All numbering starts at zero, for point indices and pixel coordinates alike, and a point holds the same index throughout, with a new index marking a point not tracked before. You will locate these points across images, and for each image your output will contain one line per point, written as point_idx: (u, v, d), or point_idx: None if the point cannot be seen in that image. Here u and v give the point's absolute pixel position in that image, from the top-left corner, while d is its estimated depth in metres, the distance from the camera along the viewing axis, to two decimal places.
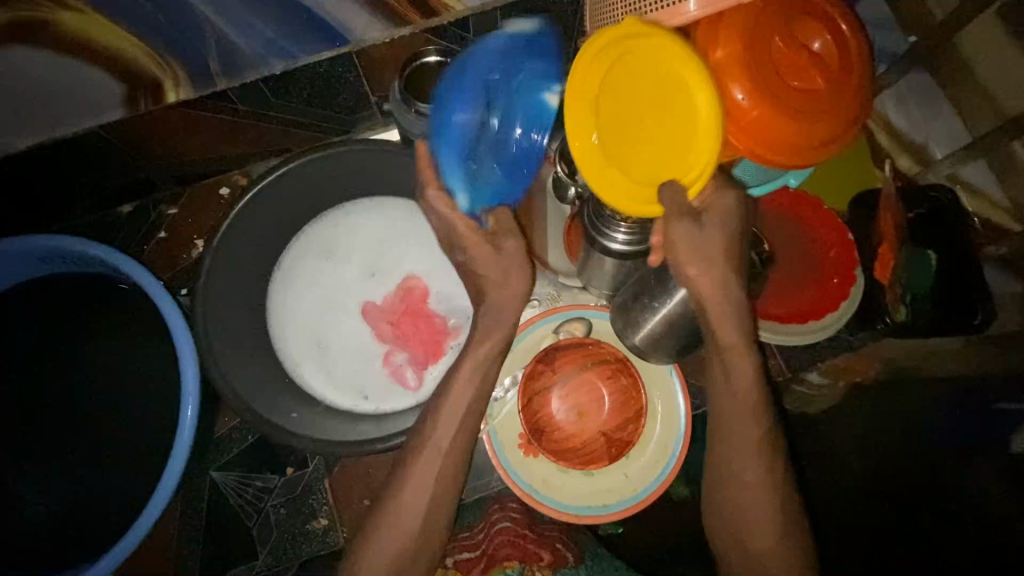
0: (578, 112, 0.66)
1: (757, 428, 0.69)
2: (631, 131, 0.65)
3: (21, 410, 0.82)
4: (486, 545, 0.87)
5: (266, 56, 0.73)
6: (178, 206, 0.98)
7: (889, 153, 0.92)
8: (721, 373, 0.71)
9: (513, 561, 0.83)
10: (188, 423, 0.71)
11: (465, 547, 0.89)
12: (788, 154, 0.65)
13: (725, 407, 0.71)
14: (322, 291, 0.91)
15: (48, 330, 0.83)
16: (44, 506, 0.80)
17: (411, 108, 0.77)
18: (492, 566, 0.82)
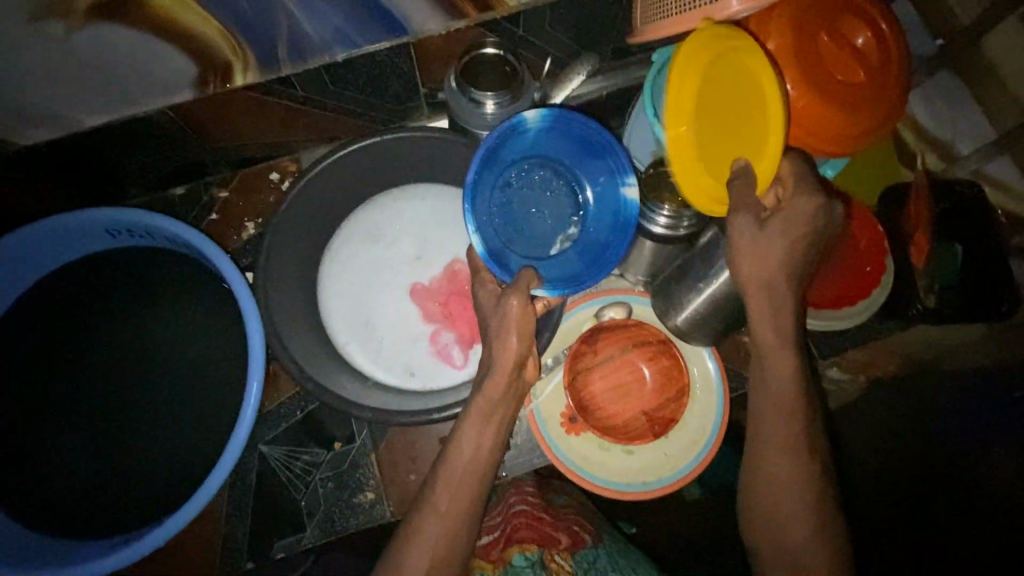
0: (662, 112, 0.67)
1: (783, 433, 0.70)
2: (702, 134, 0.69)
3: (22, 410, 0.83)
4: (504, 526, 0.87)
5: (332, 44, 0.77)
6: (228, 188, 1.01)
7: (917, 152, 0.94)
8: (761, 373, 0.73)
9: (532, 544, 0.82)
10: (254, 396, 0.75)
11: (486, 531, 0.88)
12: (831, 143, 0.70)
13: (763, 408, 0.72)
14: (371, 270, 0.94)
15: (66, 320, 0.85)
16: (76, 492, 0.81)
17: (466, 95, 0.84)
18: (510, 545, 0.82)
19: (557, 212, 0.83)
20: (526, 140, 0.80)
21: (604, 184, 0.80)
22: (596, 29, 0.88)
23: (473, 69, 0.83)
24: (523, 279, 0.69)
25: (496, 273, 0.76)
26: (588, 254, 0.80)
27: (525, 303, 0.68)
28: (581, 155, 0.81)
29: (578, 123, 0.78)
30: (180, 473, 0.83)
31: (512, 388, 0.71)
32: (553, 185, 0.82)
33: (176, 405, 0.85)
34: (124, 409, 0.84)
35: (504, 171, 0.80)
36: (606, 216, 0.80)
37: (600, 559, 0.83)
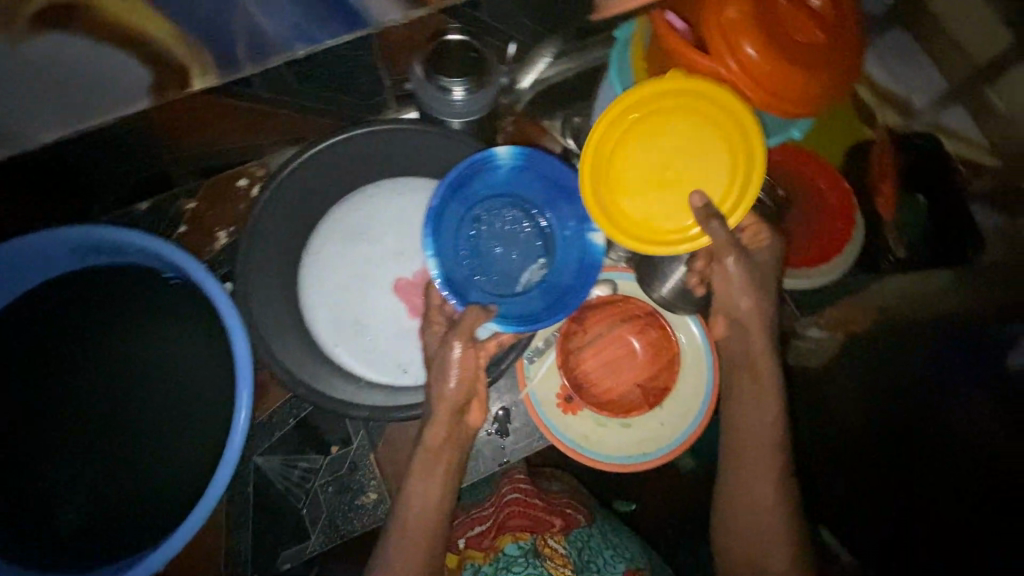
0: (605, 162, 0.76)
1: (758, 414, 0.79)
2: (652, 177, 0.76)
3: (21, 409, 0.81)
4: (497, 514, 0.87)
5: (293, 39, 0.75)
6: (196, 199, 0.97)
7: (875, 110, 0.96)
8: (741, 360, 0.82)
9: (526, 531, 0.83)
10: (245, 407, 0.73)
11: (477, 520, 0.88)
12: (797, 104, 0.71)
13: (741, 389, 0.81)
14: (354, 270, 0.92)
15: (41, 334, 0.82)
16: (74, 502, 0.80)
17: (434, 84, 0.84)
18: (503, 536, 0.82)
19: (519, 254, 0.83)
20: (497, 177, 0.81)
21: (573, 228, 0.81)
22: (560, 12, 0.88)
23: (440, 59, 0.84)
24: (463, 325, 0.71)
25: (452, 299, 0.76)
26: (550, 295, 0.80)
27: (466, 347, 0.72)
28: (553, 197, 0.82)
29: (547, 164, 0.79)
30: (176, 482, 0.81)
31: (456, 429, 0.75)
32: (523, 221, 0.83)
33: (162, 421, 0.82)
34: (113, 427, 0.82)
35: (464, 215, 0.80)
36: (573, 257, 0.81)
37: (594, 537, 0.86)
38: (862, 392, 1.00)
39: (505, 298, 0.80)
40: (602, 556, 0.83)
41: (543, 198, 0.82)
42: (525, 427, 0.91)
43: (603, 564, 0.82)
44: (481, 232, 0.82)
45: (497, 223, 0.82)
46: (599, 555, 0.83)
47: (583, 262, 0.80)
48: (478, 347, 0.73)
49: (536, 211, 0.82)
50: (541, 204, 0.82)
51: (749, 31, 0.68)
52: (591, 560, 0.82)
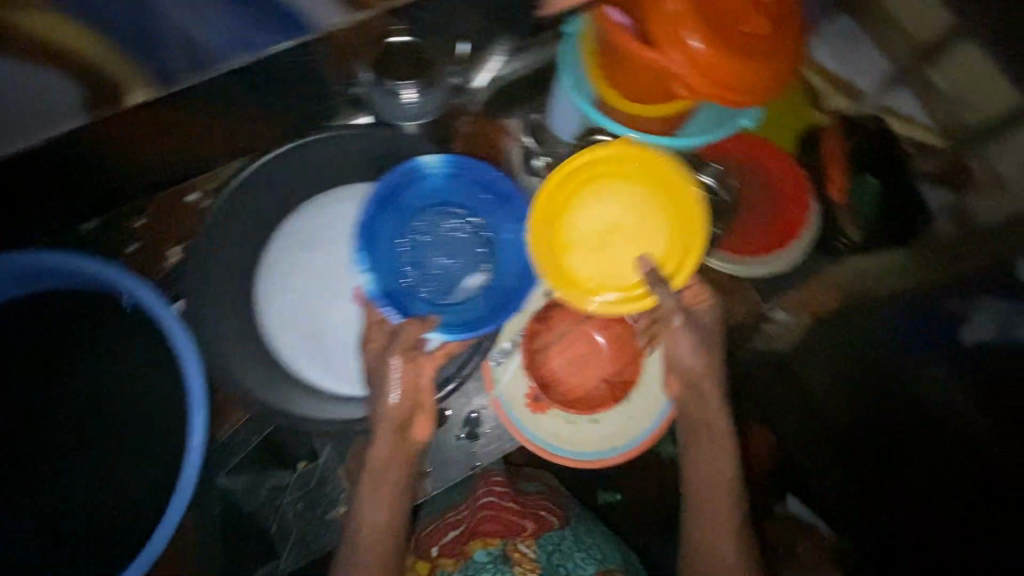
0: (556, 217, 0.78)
1: (714, 446, 0.80)
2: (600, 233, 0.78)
3: (21, 409, 0.80)
4: (470, 519, 0.87)
5: (231, 48, 0.74)
6: (146, 217, 0.94)
7: (825, 94, 0.97)
8: (693, 397, 0.82)
9: (495, 537, 0.84)
10: (196, 444, 0.72)
11: (451, 525, 0.88)
12: (747, 94, 0.72)
13: (697, 421, 0.82)
14: (312, 280, 0.89)
15: None
16: (41, 525, 0.80)
17: (385, 87, 0.88)
18: (473, 542, 0.83)
19: (460, 261, 0.84)
20: (431, 186, 0.84)
21: (512, 232, 0.84)
22: (508, 9, 0.87)
23: (389, 64, 0.86)
24: (401, 338, 0.78)
25: (389, 311, 0.80)
26: (493, 299, 0.83)
27: (405, 356, 0.78)
28: (490, 203, 0.84)
29: (478, 172, 0.83)
30: (138, 504, 0.80)
31: (399, 447, 0.78)
32: (463, 228, 0.84)
33: (122, 445, 0.81)
34: (74, 450, 0.81)
35: (399, 226, 0.83)
36: (515, 260, 0.84)
37: (565, 540, 0.85)
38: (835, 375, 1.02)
39: (450, 306, 0.82)
40: (573, 558, 0.83)
41: (479, 203, 0.84)
42: (497, 430, 0.90)
43: (573, 567, 0.82)
44: (419, 241, 0.83)
45: (434, 231, 0.84)
46: (569, 558, 0.83)
47: (524, 264, 0.84)
48: (416, 361, 0.78)
49: (474, 217, 0.84)
50: (478, 210, 0.84)
51: (694, 24, 0.68)
52: (561, 563, 0.82)
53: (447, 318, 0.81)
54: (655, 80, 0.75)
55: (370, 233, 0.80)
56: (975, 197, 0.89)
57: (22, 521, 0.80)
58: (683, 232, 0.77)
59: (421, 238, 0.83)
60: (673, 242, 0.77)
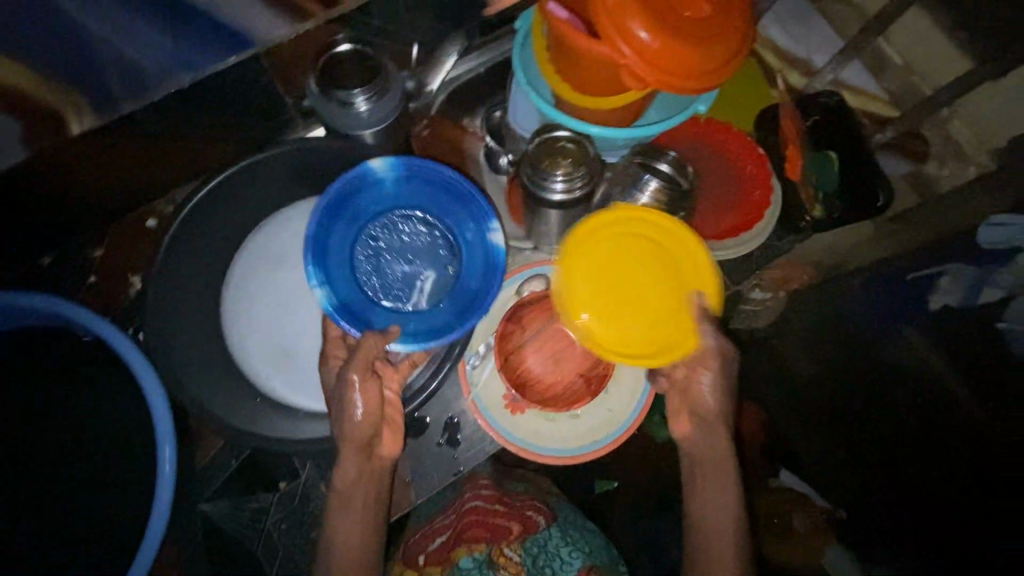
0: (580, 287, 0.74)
1: (721, 479, 0.80)
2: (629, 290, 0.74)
3: (21, 409, 0.80)
4: (456, 524, 0.88)
5: (173, 69, 0.73)
6: (103, 246, 0.93)
7: (780, 70, 0.96)
8: (699, 432, 0.81)
9: (481, 542, 0.85)
10: (168, 459, 0.71)
11: (438, 531, 0.89)
12: (694, 79, 0.71)
13: (701, 455, 0.81)
14: (277, 298, 0.89)
15: None
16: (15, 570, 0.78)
17: (330, 99, 0.82)
18: (458, 548, 0.84)
19: (422, 266, 0.84)
20: (385, 191, 0.82)
21: (472, 232, 0.82)
22: (454, 10, 0.87)
23: (336, 73, 0.83)
24: (361, 353, 0.73)
25: (346, 326, 0.76)
26: (458, 303, 0.80)
27: (365, 373, 0.73)
28: (446, 204, 0.83)
29: (429, 171, 0.81)
30: (107, 540, 0.78)
31: (365, 467, 0.77)
32: (423, 232, 0.84)
33: (92, 481, 0.79)
34: (44, 492, 0.79)
35: (354, 236, 0.81)
36: (477, 260, 0.81)
37: (552, 541, 0.87)
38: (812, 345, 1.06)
39: (413, 313, 0.81)
40: (559, 557, 0.84)
41: (436, 205, 0.83)
42: (473, 434, 0.88)
43: (559, 566, 0.83)
44: (377, 249, 0.83)
45: (392, 236, 0.84)
46: (555, 558, 0.84)
47: (487, 262, 0.80)
48: (379, 374, 0.76)
49: (432, 220, 0.84)
50: (435, 212, 0.83)
51: (635, 13, 0.68)
52: (547, 565, 0.83)
53: (410, 327, 0.79)
54: (602, 73, 0.74)
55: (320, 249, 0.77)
56: (932, 167, 0.94)
57: (20, 522, 0.78)
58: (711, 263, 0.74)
59: (378, 245, 0.83)
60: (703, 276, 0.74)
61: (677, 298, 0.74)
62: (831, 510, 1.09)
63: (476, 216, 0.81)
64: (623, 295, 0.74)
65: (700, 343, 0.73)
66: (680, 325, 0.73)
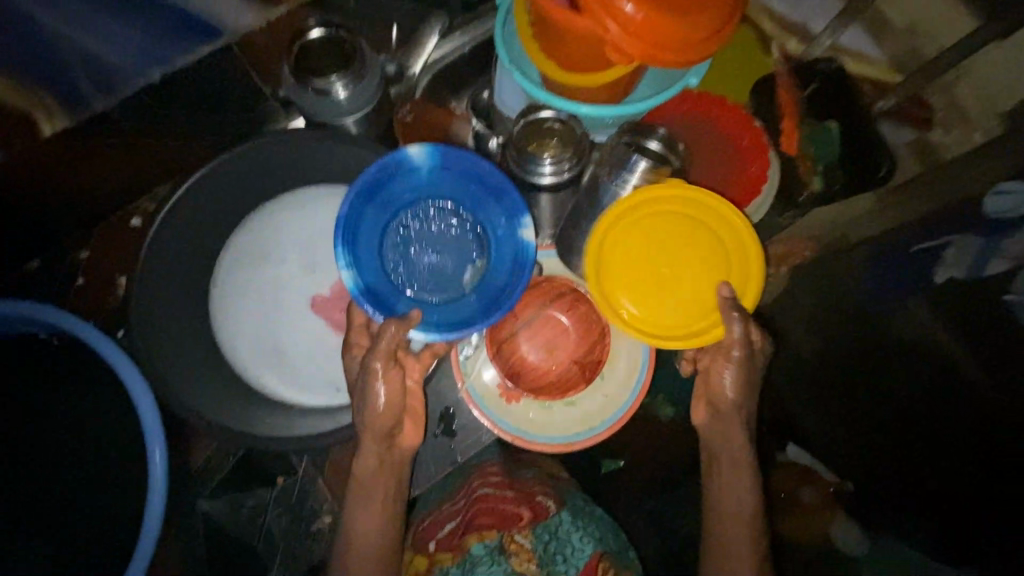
0: (612, 266, 0.73)
1: (741, 473, 0.81)
2: (659, 273, 0.73)
3: (21, 410, 0.80)
4: (466, 511, 0.88)
5: (142, 65, 0.73)
6: (89, 247, 0.91)
7: (775, 38, 0.93)
8: (718, 428, 0.82)
9: (492, 529, 0.85)
10: (157, 460, 0.71)
11: (447, 518, 0.88)
12: (682, 51, 0.67)
13: (720, 449, 0.82)
14: (266, 294, 0.88)
15: None
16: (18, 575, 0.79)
17: (307, 87, 0.79)
18: (469, 536, 0.84)
19: (449, 258, 0.82)
20: (419, 179, 0.80)
21: (504, 228, 0.79)
22: None
23: (308, 60, 0.79)
24: (382, 342, 0.71)
25: (370, 310, 0.74)
26: (485, 298, 0.78)
27: (388, 362, 0.73)
28: (479, 196, 0.80)
29: (465, 161, 0.78)
30: (111, 542, 0.79)
31: (386, 457, 0.77)
32: (453, 223, 0.82)
33: (90, 485, 0.79)
34: (45, 496, 0.80)
35: (383, 221, 0.79)
36: (506, 255, 0.79)
37: (563, 525, 0.86)
38: (814, 321, 1.04)
39: (437, 303, 0.79)
40: (570, 542, 0.84)
41: (470, 196, 0.80)
42: (470, 423, 0.87)
43: (571, 552, 0.83)
44: (409, 236, 0.81)
45: (421, 224, 0.81)
46: (567, 544, 0.84)
47: (517, 257, 0.78)
48: (400, 364, 0.75)
49: (464, 210, 0.81)
50: (468, 203, 0.81)
51: None
52: (559, 552, 0.83)
53: (434, 318, 0.77)
54: (587, 48, 0.71)
55: (351, 231, 0.75)
56: (937, 134, 0.89)
57: (22, 523, 0.79)
58: (748, 249, 0.72)
59: (406, 231, 0.81)
60: (735, 264, 0.72)
61: (709, 284, 0.72)
62: (839, 483, 1.08)
63: (510, 209, 0.79)
64: (655, 277, 0.73)
65: (724, 331, 0.71)
66: (708, 312, 0.72)
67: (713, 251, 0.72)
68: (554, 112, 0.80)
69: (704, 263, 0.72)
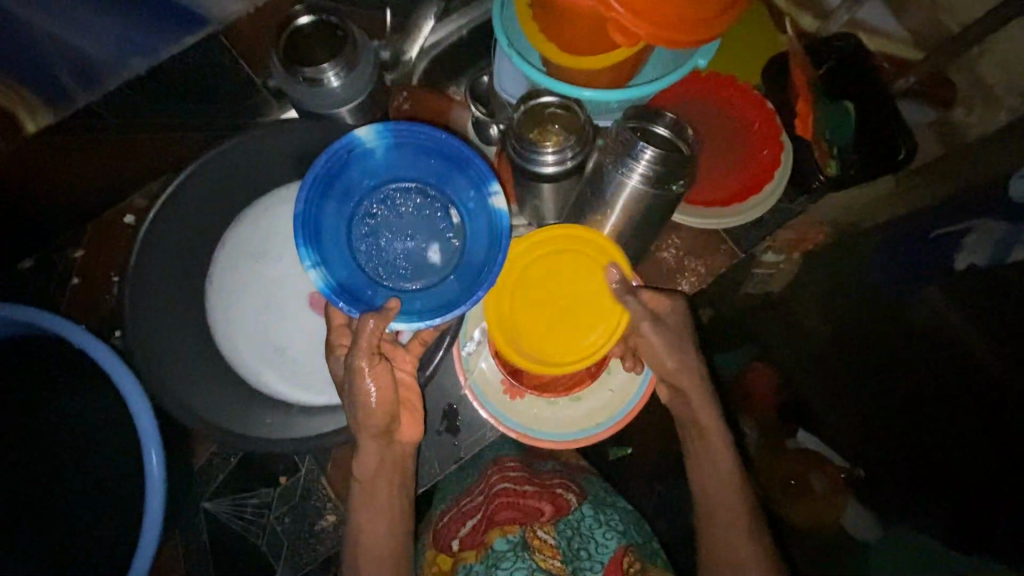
0: (511, 327, 0.78)
1: (717, 443, 0.77)
2: (547, 312, 0.77)
3: (20, 414, 0.79)
4: (486, 508, 0.86)
5: (125, 56, 0.71)
6: (84, 246, 0.90)
7: (789, 13, 0.90)
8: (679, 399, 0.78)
9: (514, 524, 0.83)
10: (156, 465, 0.69)
11: (468, 515, 0.87)
12: (689, 29, 0.63)
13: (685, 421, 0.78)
14: (263, 292, 0.86)
15: None
16: None
17: (298, 77, 0.75)
18: (492, 532, 0.82)
19: (423, 241, 0.79)
20: (376, 162, 0.76)
21: (475, 200, 0.76)
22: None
23: (301, 50, 0.76)
24: (361, 338, 0.67)
25: (346, 308, 0.71)
26: (467, 276, 0.75)
27: (372, 359, 0.69)
28: (443, 170, 0.77)
29: (420, 135, 0.74)
30: (112, 547, 0.78)
31: (385, 453, 0.76)
32: (421, 204, 0.79)
33: (90, 488, 0.79)
34: (45, 500, 0.79)
35: (342, 212, 0.76)
36: (482, 229, 0.75)
37: (586, 519, 0.85)
38: (827, 310, 1.00)
39: (418, 290, 0.76)
40: (593, 537, 0.83)
41: (433, 172, 0.77)
42: (474, 420, 0.86)
43: (595, 548, 0.81)
44: (376, 225, 0.78)
45: (390, 209, 0.78)
46: (589, 538, 0.82)
47: (495, 229, 0.74)
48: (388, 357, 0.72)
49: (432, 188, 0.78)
50: (432, 181, 0.78)
51: None
52: (582, 547, 0.81)
53: (417, 305, 0.74)
54: (588, 28, 0.67)
55: (309, 229, 0.71)
56: None
57: (19, 527, 0.78)
58: (600, 238, 0.74)
59: (372, 219, 0.77)
60: (600, 257, 0.75)
61: (593, 286, 0.76)
62: (849, 469, 1.02)
63: (476, 181, 0.75)
64: (548, 317, 0.77)
65: (627, 313, 0.74)
66: (605, 308, 0.75)
67: (575, 261, 0.76)
68: (556, 97, 0.76)
69: (573, 280, 0.76)
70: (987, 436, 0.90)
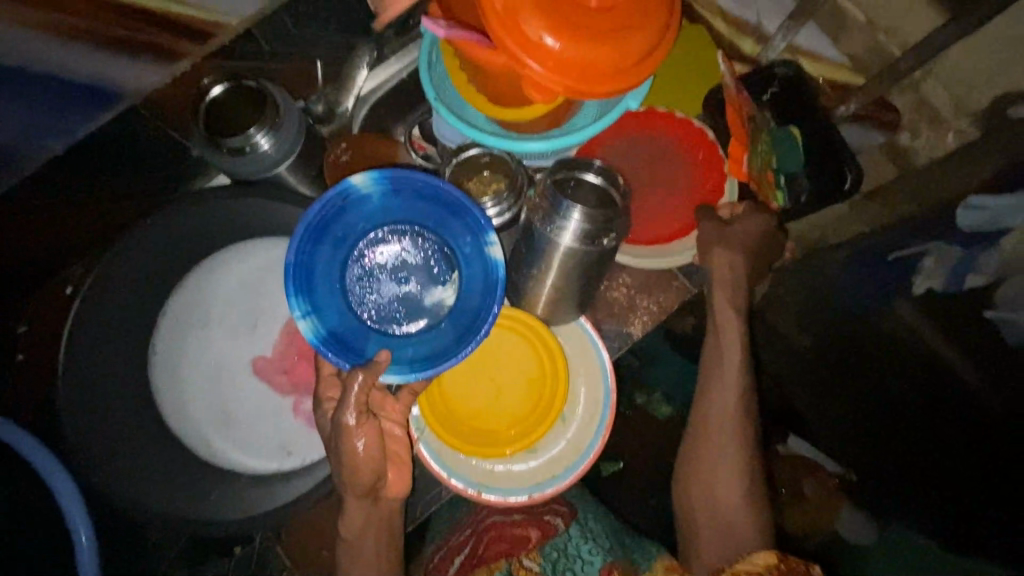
0: (458, 420, 0.79)
1: (733, 394, 0.78)
2: (489, 398, 0.80)
3: None
4: (475, 540, 0.82)
5: (43, 136, 0.76)
6: (26, 321, 0.87)
7: (731, 41, 0.90)
8: (714, 345, 0.81)
9: (501, 558, 0.79)
10: (86, 545, 0.74)
11: (457, 549, 0.83)
12: (608, 79, 0.60)
13: (710, 359, 0.80)
14: (207, 361, 0.85)
15: None
16: None
17: (220, 148, 0.74)
18: (479, 568, 0.78)
19: (421, 284, 0.76)
20: (373, 206, 0.74)
21: (472, 245, 0.74)
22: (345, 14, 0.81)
23: (222, 116, 0.76)
24: (351, 396, 0.68)
25: (335, 359, 0.70)
26: (459, 324, 0.73)
27: (361, 415, 0.69)
28: (442, 216, 0.74)
29: (419, 182, 0.73)
30: None
31: (372, 512, 0.75)
32: (417, 248, 0.76)
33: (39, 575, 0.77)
34: None
35: (337, 258, 0.74)
36: (476, 278, 0.73)
37: (574, 540, 0.81)
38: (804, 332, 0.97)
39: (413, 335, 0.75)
40: (579, 556, 0.79)
41: (430, 213, 0.74)
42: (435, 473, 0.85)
43: (580, 567, 0.78)
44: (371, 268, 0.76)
45: (385, 252, 0.76)
46: (575, 558, 0.79)
47: (490, 279, 0.72)
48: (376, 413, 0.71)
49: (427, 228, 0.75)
50: (429, 221, 0.75)
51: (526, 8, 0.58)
52: (567, 569, 0.78)
53: (410, 353, 0.73)
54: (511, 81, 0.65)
55: (301, 281, 0.70)
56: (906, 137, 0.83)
57: None
58: (523, 313, 0.80)
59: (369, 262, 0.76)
60: (527, 332, 0.80)
61: (528, 360, 0.80)
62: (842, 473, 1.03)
63: (471, 227, 0.73)
64: (489, 403, 0.80)
65: (564, 369, 0.79)
66: (543, 375, 0.80)
67: (504, 344, 0.80)
68: (481, 149, 0.77)
69: (507, 360, 0.80)
70: (975, 449, 0.79)
